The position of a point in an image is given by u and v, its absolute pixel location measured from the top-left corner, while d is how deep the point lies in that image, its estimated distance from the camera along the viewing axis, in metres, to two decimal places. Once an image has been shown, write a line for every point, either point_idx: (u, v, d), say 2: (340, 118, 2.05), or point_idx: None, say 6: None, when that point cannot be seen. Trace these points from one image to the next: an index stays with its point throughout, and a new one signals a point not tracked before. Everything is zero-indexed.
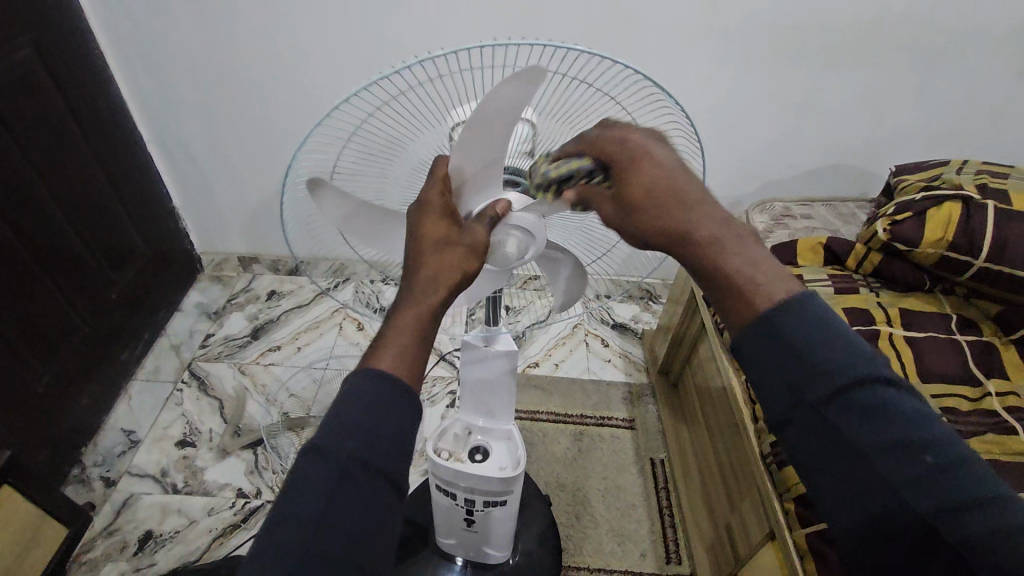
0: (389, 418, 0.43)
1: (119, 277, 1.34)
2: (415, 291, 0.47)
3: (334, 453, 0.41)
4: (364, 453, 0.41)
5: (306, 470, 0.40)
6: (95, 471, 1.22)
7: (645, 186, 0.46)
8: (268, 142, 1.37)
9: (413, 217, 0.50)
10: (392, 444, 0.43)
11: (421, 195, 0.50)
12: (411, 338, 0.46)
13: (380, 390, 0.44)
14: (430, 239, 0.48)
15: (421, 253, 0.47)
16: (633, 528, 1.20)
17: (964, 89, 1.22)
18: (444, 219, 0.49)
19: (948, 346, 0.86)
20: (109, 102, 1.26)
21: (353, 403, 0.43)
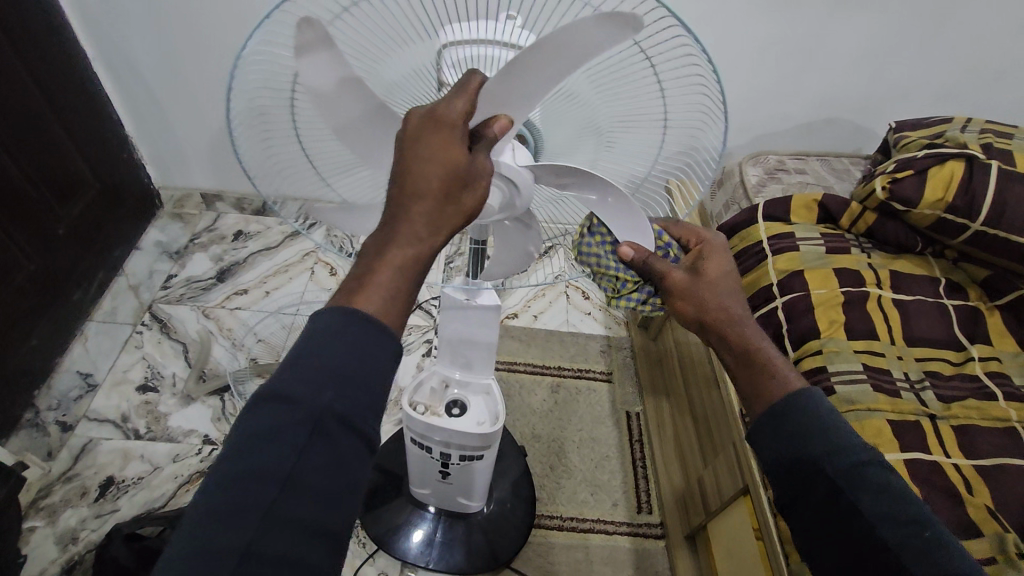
0: (362, 362, 0.39)
1: (66, 210, 1.23)
2: (413, 227, 0.40)
3: (310, 403, 0.37)
4: (342, 406, 0.38)
5: (270, 419, 0.37)
6: (51, 415, 1.17)
7: (718, 268, 0.59)
8: (228, 65, 1.25)
9: (417, 126, 0.40)
10: (366, 394, 0.39)
11: (435, 105, 0.40)
12: (405, 280, 0.41)
13: (365, 335, 0.40)
14: (438, 161, 0.40)
15: (425, 181, 0.40)
16: (606, 479, 1.21)
17: (972, 41, 1.16)
18: (460, 140, 0.40)
19: (934, 311, 0.85)
20: (45, 12, 1.11)
21: (336, 343, 0.39)
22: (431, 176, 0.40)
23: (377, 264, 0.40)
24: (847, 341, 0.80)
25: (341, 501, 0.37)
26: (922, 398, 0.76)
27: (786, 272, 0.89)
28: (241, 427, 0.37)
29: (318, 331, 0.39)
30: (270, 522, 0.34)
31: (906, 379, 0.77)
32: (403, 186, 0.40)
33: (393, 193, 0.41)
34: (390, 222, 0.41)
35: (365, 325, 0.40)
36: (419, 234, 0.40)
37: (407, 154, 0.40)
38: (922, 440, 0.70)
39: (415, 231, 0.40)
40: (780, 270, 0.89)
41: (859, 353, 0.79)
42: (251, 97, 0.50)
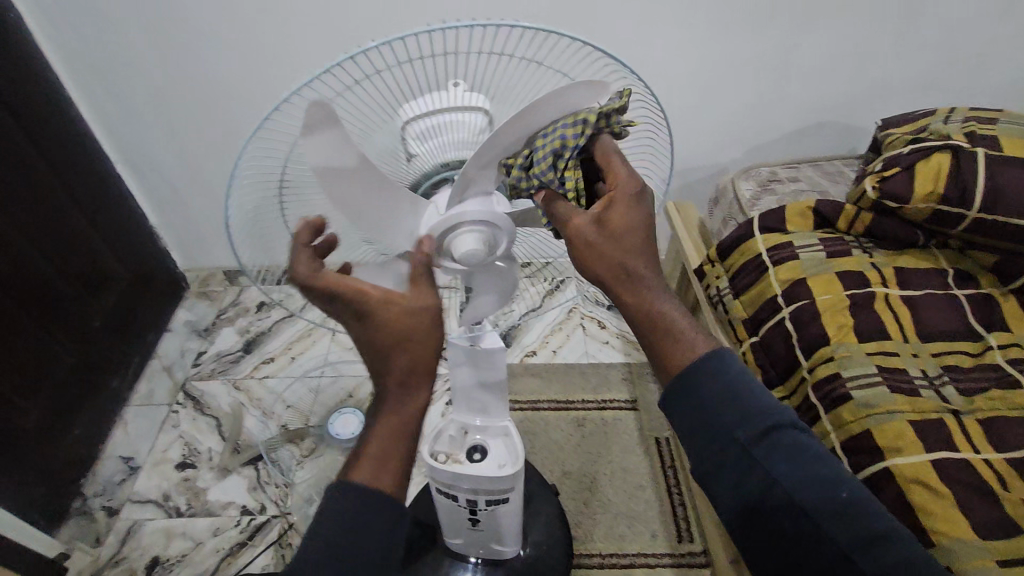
0: (390, 450, 0.51)
1: (100, 303, 1.32)
2: (391, 408, 0.51)
3: (348, 491, 0.49)
4: (371, 490, 0.50)
5: (328, 508, 0.50)
6: (97, 502, 1.21)
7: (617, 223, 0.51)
8: (237, 152, 1.33)
9: (361, 329, 0.50)
10: (398, 474, 0.51)
11: (337, 296, 0.50)
12: (398, 411, 0.51)
13: (373, 503, 0.49)
14: (388, 359, 0.50)
15: (377, 342, 0.50)
16: (642, 510, 1.19)
17: (946, 31, 1.18)
18: (403, 314, 0.50)
19: (946, 303, 0.85)
20: (70, 129, 1.22)
21: (364, 444, 0.51)
22: (377, 339, 0.50)
23: (362, 457, 0.51)
24: (859, 345, 0.80)
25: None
26: (943, 394, 0.75)
27: (788, 281, 0.89)
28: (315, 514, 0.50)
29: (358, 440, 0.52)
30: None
31: (924, 377, 0.77)
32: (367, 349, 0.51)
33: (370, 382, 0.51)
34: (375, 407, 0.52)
35: (365, 498, 0.49)
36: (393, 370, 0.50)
37: (368, 367, 0.51)
38: (949, 438, 0.70)
39: (394, 411, 0.51)
40: (782, 280, 0.89)
41: (872, 355, 0.79)
42: (248, 204, 0.56)
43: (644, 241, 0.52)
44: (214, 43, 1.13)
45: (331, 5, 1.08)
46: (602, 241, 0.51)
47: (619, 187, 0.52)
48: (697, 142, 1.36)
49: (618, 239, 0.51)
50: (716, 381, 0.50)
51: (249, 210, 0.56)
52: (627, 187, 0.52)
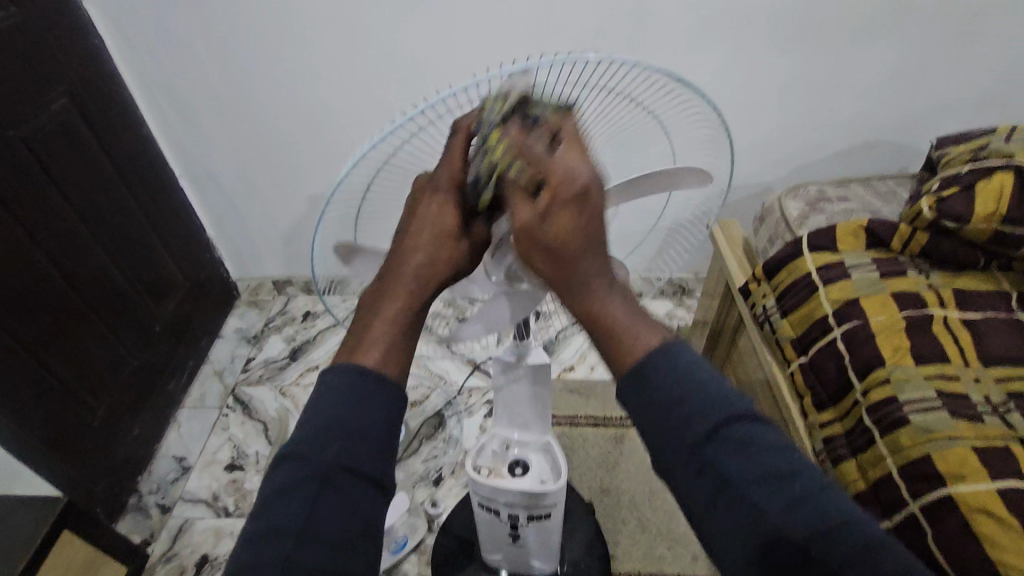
0: (361, 409, 0.45)
1: (162, 310, 1.39)
2: (409, 278, 0.49)
3: (316, 459, 0.43)
4: (346, 460, 0.44)
5: (286, 480, 0.43)
6: (151, 499, 1.27)
7: (568, 230, 0.44)
8: (292, 169, 1.39)
9: (421, 189, 0.50)
10: (374, 444, 0.45)
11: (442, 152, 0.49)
12: (397, 332, 0.48)
13: (372, 384, 0.47)
14: (435, 222, 0.49)
15: (416, 240, 0.49)
16: (682, 532, 1.17)
17: (1005, 48, 1.15)
18: (456, 199, 0.49)
19: (1010, 327, 0.82)
20: (142, 145, 1.30)
21: (331, 397, 0.46)
22: (422, 234, 0.49)
23: (374, 318, 0.48)
24: (916, 367, 0.78)
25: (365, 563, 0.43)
26: (1009, 421, 0.72)
27: (840, 301, 0.87)
28: (270, 485, 0.44)
29: (325, 391, 0.46)
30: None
31: (988, 403, 0.74)
32: (403, 241, 0.50)
33: (391, 258, 0.50)
34: (388, 276, 0.49)
35: (361, 377, 0.46)
36: (410, 287, 0.49)
37: (406, 227, 0.50)
38: (1016, 467, 0.67)
39: (409, 285, 0.49)
40: (833, 300, 0.88)
41: (931, 379, 0.76)
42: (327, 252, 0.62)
43: (587, 243, 0.45)
44: (275, 65, 1.19)
45: (386, 29, 1.13)
46: (540, 228, 0.44)
47: (559, 186, 0.42)
48: (741, 161, 1.36)
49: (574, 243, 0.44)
50: (679, 365, 0.44)
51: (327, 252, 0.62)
52: (566, 187, 0.42)
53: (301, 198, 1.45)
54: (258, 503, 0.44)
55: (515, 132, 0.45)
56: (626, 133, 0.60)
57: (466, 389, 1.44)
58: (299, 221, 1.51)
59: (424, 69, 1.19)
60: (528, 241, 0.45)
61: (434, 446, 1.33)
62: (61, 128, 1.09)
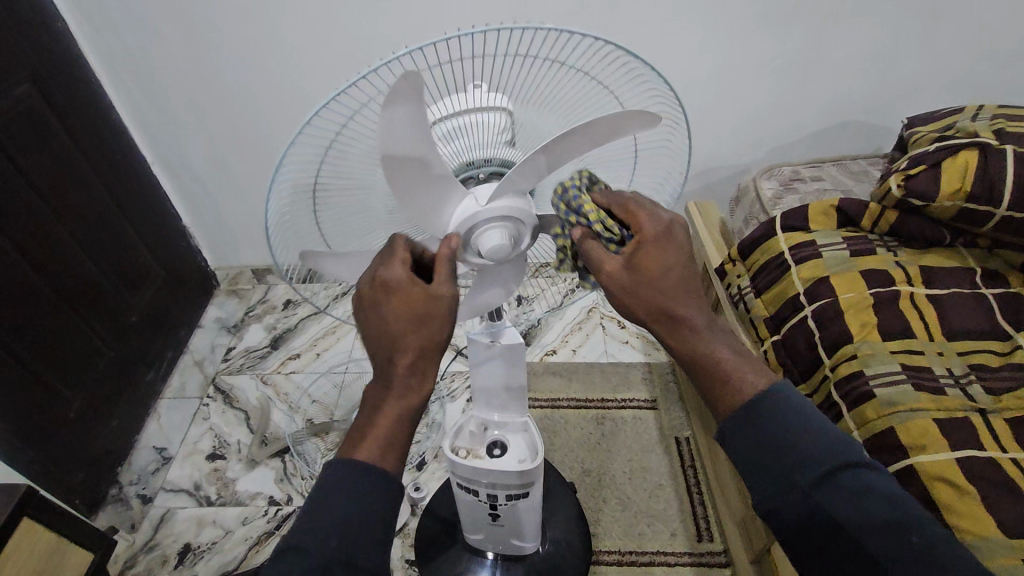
0: (361, 506, 0.49)
1: (136, 299, 1.37)
2: (399, 376, 0.52)
3: (319, 552, 0.46)
4: (346, 549, 0.47)
5: (290, 568, 0.45)
6: (132, 490, 1.26)
7: (661, 266, 0.53)
8: (267, 154, 1.37)
9: (373, 294, 0.52)
10: (369, 533, 0.48)
11: (385, 271, 0.52)
12: (402, 424, 0.52)
13: (375, 479, 0.50)
14: (399, 317, 0.51)
15: (394, 346, 0.52)
16: (662, 509, 1.19)
17: (975, 27, 1.16)
18: (404, 291, 0.51)
19: (973, 301, 0.84)
20: (112, 132, 1.27)
21: (332, 500, 0.49)
22: (398, 338, 0.51)
23: (378, 417, 0.52)
24: (882, 343, 0.80)
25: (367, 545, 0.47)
26: (970, 393, 0.74)
27: (811, 280, 0.88)
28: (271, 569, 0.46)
29: (328, 484, 0.50)
30: None
31: (950, 375, 0.76)
32: (383, 350, 0.52)
33: (379, 365, 0.53)
34: (383, 376, 0.53)
35: (369, 473, 0.50)
36: (408, 385, 0.52)
37: (380, 338, 0.52)
38: (974, 436, 0.69)
39: (400, 380, 0.52)
40: (805, 279, 0.89)
41: (896, 354, 0.78)
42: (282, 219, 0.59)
43: (677, 280, 0.53)
44: (246, 48, 1.17)
45: (359, 9, 1.12)
46: (634, 275, 0.53)
47: (646, 229, 0.53)
48: (719, 143, 1.36)
49: (672, 274, 0.53)
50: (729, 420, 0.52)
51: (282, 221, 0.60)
52: (654, 228, 0.53)
53: None
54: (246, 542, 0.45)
55: (600, 196, 0.56)
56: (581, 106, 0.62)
57: (448, 374, 1.44)
58: None
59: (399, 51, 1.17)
60: (619, 286, 0.53)
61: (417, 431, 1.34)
62: (24, 113, 1.06)
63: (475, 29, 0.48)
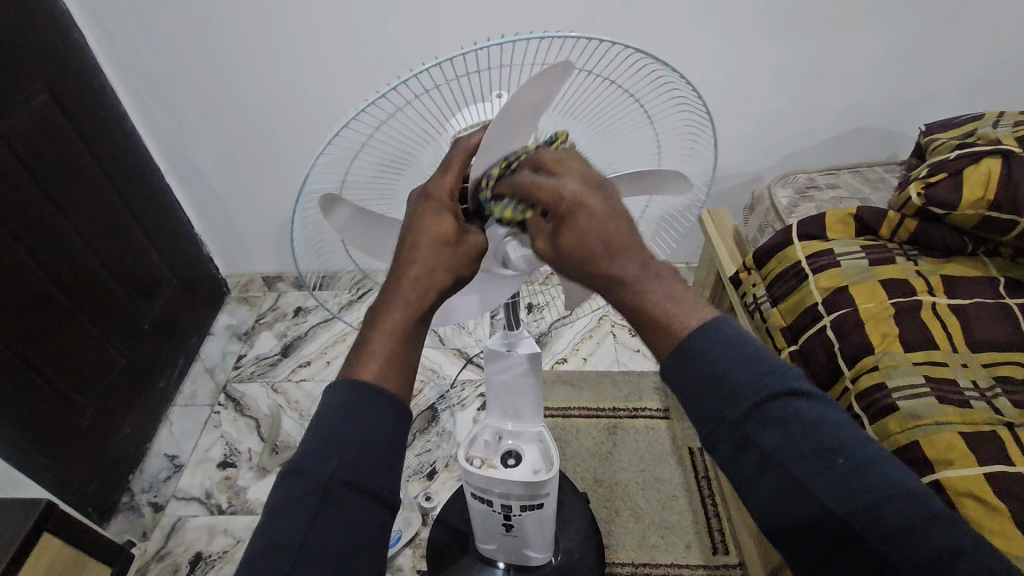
0: (366, 419, 0.44)
1: (149, 308, 1.37)
2: (407, 292, 0.47)
3: (317, 471, 0.42)
4: (345, 473, 0.43)
5: (288, 495, 0.42)
6: (144, 497, 1.26)
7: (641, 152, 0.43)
8: (279, 163, 1.37)
9: (418, 202, 0.50)
10: (376, 460, 0.44)
11: (428, 184, 0.50)
12: (400, 339, 0.46)
13: (372, 395, 0.45)
14: (432, 235, 0.48)
15: (416, 251, 0.48)
16: (675, 521, 1.18)
17: (993, 34, 1.15)
18: (451, 212, 0.49)
19: (998, 313, 0.82)
20: (126, 140, 1.28)
21: (336, 412, 0.44)
22: (423, 242, 0.48)
23: (375, 331, 0.46)
24: (905, 354, 0.78)
25: (360, 508, 0.43)
26: (996, 407, 0.73)
27: (830, 289, 0.87)
28: (270, 503, 0.43)
29: (329, 405, 0.45)
30: (325, 514, 0.42)
31: (975, 388, 0.75)
32: (401, 253, 0.48)
33: (392, 269, 0.48)
34: (386, 292, 0.48)
35: (368, 391, 0.45)
36: (411, 296, 0.47)
37: (404, 241, 0.49)
38: (1002, 450, 0.68)
39: (406, 297, 0.47)
40: (823, 288, 0.88)
41: (919, 366, 0.77)
42: (309, 234, 0.62)
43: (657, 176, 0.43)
44: (262, 58, 1.18)
45: (373, 20, 1.12)
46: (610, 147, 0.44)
47: None
48: (731, 149, 1.35)
49: None
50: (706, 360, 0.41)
51: (308, 236, 0.62)
52: None
53: (289, 193, 1.44)
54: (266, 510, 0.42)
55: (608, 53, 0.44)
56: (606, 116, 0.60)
57: (459, 382, 1.44)
58: (288, 216, 1.50)
59: (412, 61, 1.18)
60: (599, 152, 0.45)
61: (428, 440, 1.33)
62: (41, 124, 1.07)
63: (500, 41, 0.47)
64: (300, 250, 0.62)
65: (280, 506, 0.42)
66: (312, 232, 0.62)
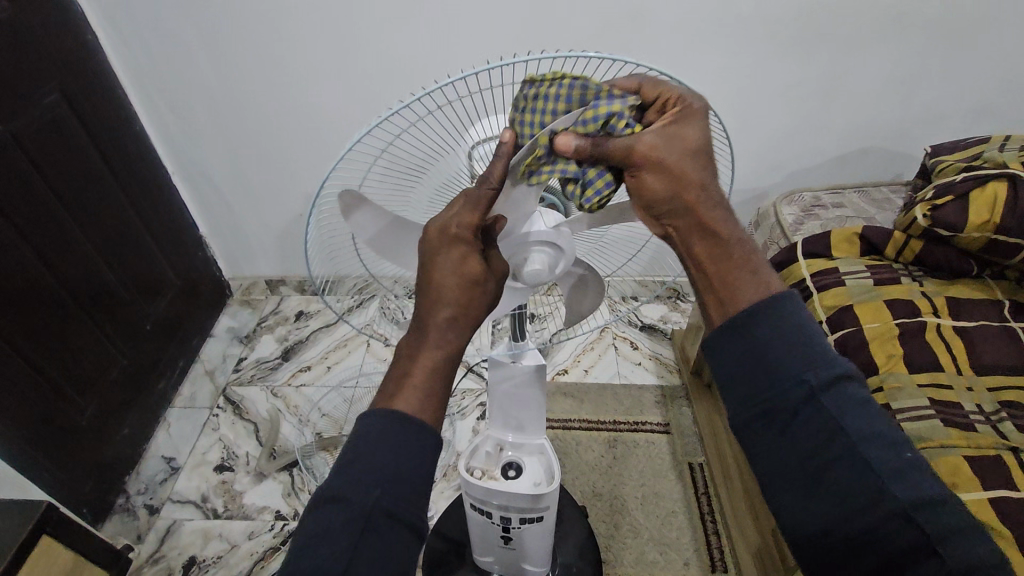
0: (402, 450, 0.45)
1: (152, 308, 1.37)
2: (438, 329, 0.47)
3: (359, 499, 0.42)
4: (386, 500, 0.43)
5: (328, 521, 0.42)
6: (139, 499, 1.26)
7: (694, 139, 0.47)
8: (287, 168, 1.38)
9: (436, 243, 0.47)
10: (413, 489, 0.44)
11: (445, 219, 0.48)
12: (437, 378, 0.47)
13: (409, 429, 0.45)
14: (459, 276, 0.47)
15: (445, 295, 0.47)
16: (675, 537, 1.17)
17: (1000, 59, 1.16)
18: (474, 249, 0.48)
19: (1003, 336, 0.82)
20: (135, 141, 1.29)
21: (374, 442, 0.44)
22: (451, 285, 0.47)
23: (411, 370, 0.47)
24: (909, 375, 0.78)
25: (392, 531, 0.43)
26: (1001, 430, 0.72)
27: (834, 308, 0.87)
28: (307, 528, 0.43)
29: (367, 435, 0.45)
30: (366, 542, 0.42)
31: (980, 411, 0.74)
32: (429, 296, 0.48)
33: (419, 311, 0.48)
34: (419, 330, 0.48)
35: (407, 423, 0.45)
36: (446, 337, 0.48)
37: (428, 282, 0.47)
38: (1006, 475, 0.67)
39: (442, 333, 0.47)
40: (828, 307, 0.88)
41: (924, 388, 0.77)
42: (322, 239, 0.62)
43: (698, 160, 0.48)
44: (274, 65, 1.19)
45: (385, 29, 1.13)
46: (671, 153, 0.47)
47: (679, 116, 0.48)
48: (737, 166, 1.36)
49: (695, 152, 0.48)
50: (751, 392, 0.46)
51: (321, 241, 0.62)
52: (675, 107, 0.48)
53: (295, 198, 1.44)
54: (303, 533, 0.42)
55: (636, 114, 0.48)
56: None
57: (459, 391, 1.43)
58: (293, 221, 1.50)
59: (422, 69, 1.18)
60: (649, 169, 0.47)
61: None
62: (51, 123, 1.08)
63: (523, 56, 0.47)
64: (312, 254, 0.62)
65: (314, 533, 0.42)
66: (325, 236, 0.62)
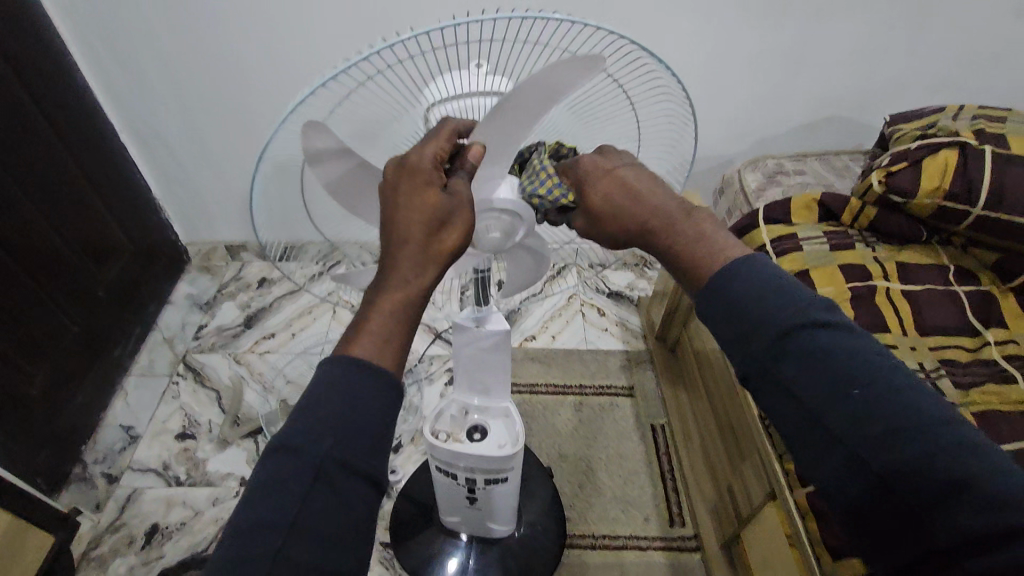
0: (356, 400, 0.43)
1: (103, 274, 1.31)
2: (405, 271, 0.46)
3: (312, 450, 0.41)
4: (339, 452, 0.42)
5: (279, 470, 0.41)
6: (97, 468, 1.22)
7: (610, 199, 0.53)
8: (243, 126, 1.32)
9: (397, 181, 0.47)
10: (368, 440, 0.43)
11: (404, 156, 0.47)
12: (396, 320, 0.46)
13: (365, 377, 0.44)
14: (418, 214, 0.46)
15: (404, 234, 0.46)
16: (636, 495, 1.21)
17: (959, 30, 1.17)
18: (432, 182, 0.47)
19: (946, 299, 0.86)
20: (77, 97, 1.21)
21: (330, 390, 0.44)
22: (411, 221, 0.46)
23: (371, 311, 0.46)
24: None
25: (350, 484, 0.42)
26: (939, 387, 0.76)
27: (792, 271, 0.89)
28: (259, 478, 0.42)
29: (321, 385, 0.44)
30: (317, 495, 0.40)
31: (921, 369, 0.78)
32: (391, 236, 0.47)
33: (383, 251, 0.47)
34: (383, 272, 0.47)
35: (360, 367, 0.45)
36: (407, 277, 0.46)
37: (389, 221, 0.47)
38: None
39: (403, 274, 0.46)
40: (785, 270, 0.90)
41: None
42: (268, 204, 0.60)
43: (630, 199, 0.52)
44: (226, 16, 1.12)
45: None
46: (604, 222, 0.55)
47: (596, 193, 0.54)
48: (705, 133, 1.36)
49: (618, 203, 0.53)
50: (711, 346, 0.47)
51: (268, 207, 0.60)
52: None
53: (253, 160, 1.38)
54: (252, 485, 0.41)
55: None
56: (593, 100, 0.60)
57: (427, 357, 1.43)
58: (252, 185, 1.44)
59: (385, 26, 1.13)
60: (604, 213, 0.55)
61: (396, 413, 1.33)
62: None
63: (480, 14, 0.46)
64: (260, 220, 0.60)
65: (265, 483, 0.41)
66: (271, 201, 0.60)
